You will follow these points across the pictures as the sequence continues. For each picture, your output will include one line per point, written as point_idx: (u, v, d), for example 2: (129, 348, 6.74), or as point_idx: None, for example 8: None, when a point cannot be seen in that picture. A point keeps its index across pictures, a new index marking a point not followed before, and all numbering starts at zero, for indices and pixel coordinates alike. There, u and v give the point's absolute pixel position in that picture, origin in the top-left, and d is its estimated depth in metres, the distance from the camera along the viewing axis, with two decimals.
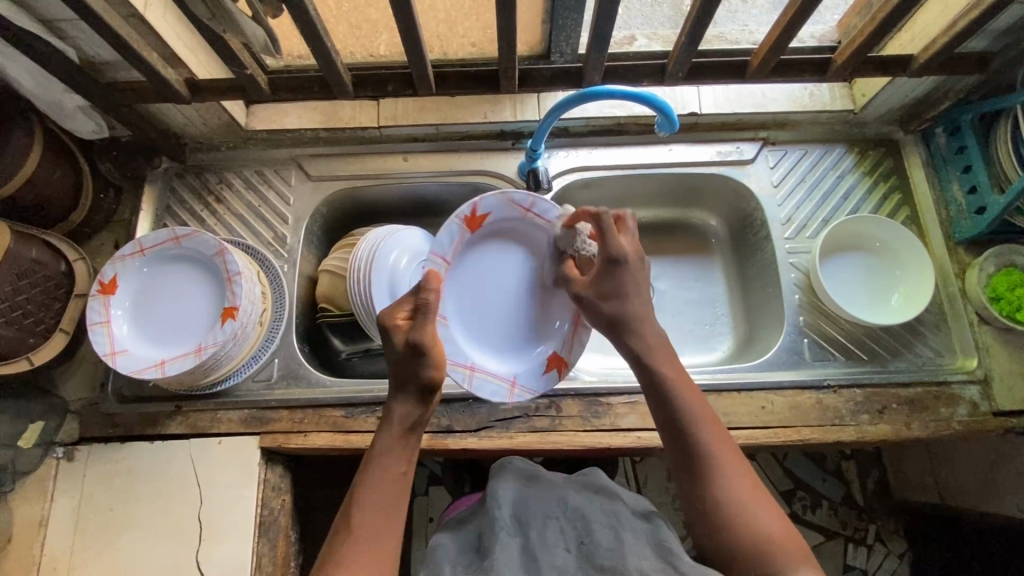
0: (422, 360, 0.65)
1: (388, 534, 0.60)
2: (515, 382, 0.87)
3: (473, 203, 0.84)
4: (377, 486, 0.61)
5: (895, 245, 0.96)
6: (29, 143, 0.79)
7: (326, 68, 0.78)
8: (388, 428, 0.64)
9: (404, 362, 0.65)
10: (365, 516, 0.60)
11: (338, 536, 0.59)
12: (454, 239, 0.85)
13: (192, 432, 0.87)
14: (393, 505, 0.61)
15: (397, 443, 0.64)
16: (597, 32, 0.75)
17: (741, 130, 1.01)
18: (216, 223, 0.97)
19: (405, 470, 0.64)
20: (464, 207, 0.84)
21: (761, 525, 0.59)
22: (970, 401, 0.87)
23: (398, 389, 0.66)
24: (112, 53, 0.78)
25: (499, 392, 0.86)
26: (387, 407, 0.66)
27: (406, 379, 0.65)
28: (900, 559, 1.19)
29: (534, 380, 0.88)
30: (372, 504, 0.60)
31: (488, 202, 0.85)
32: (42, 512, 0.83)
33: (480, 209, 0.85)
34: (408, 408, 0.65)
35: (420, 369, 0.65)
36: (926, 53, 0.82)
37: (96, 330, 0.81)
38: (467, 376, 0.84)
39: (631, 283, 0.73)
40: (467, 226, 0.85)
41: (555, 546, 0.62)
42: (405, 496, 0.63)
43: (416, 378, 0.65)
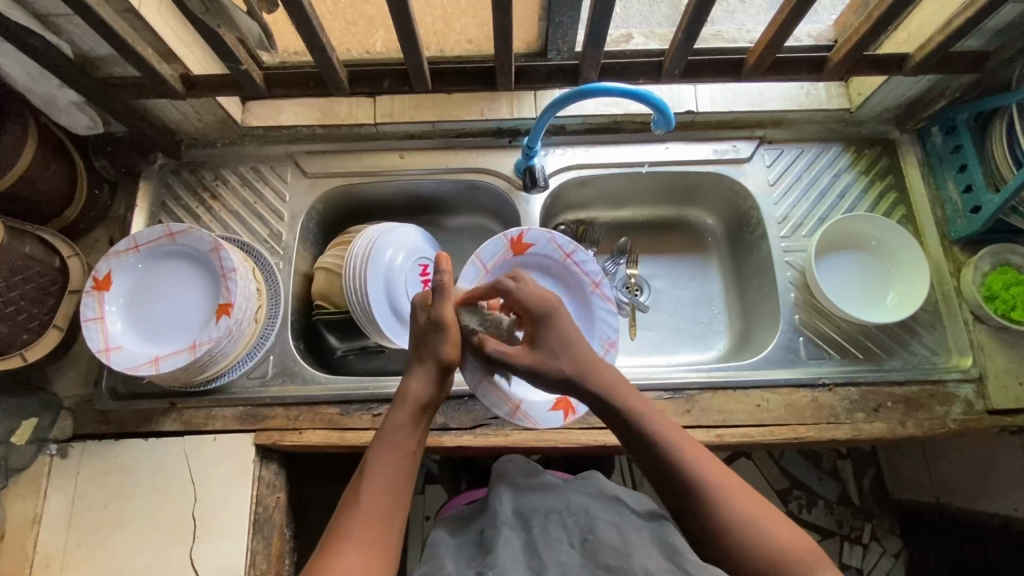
0: (443, 335, 0.68)
1: (394, 513, 0.59)
2: (522, 404, 0.85)
3: (522, 229, 0.91)
4: (387, 462, 0.62)
5: (891, 244, 0.96)
6: (24, 138, 0.79)
7: (322, 64, 0.78)
8: (405, 404, 0.66)
9: (427, 338, 0.69)
10: (373, 492, 0.59)
11: (343, 512, 0.58)
12: (496, 254, 0.91)
13: (187, 429, 0.87)
14: (399, 483, 0.61)
15: (412, 419, 0.65)
16: (593, 29, 0.75)
17: (738, 128, 1.01)
18: (211, 219, 0.97)
19: (415, 448, 0.64)
20: (512, 230, 0.91)
21: (761, 530, 0.58)
22: (965, 399, 0.88)
23: (418, 365, 0.68)
24: (108, 48, 0.78)
25: (501, 407, 0.84)
26: (403, 386, 0.68)
27: (427, 356, 0.68)
28: (895, 558, 1.19)
29: (540, 412, 0.86)
30: (382, 480, 0.60)
31: (535, 233, 0.91)
32: (35, 509, 0.83)
33: (527, 235, 0.91)
34: (427, 386, 0.67)
35: (441, 344, 0.68)
36: (921, 52, 0.82)
37: (90, 326, 0.80)
38: (476, 379, 0.83)
39: (564, 330, 0.72)
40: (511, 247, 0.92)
41: (558, 541, 0.62)
42: (411, 475, 0.62)
43: (436, 354, 0.68)
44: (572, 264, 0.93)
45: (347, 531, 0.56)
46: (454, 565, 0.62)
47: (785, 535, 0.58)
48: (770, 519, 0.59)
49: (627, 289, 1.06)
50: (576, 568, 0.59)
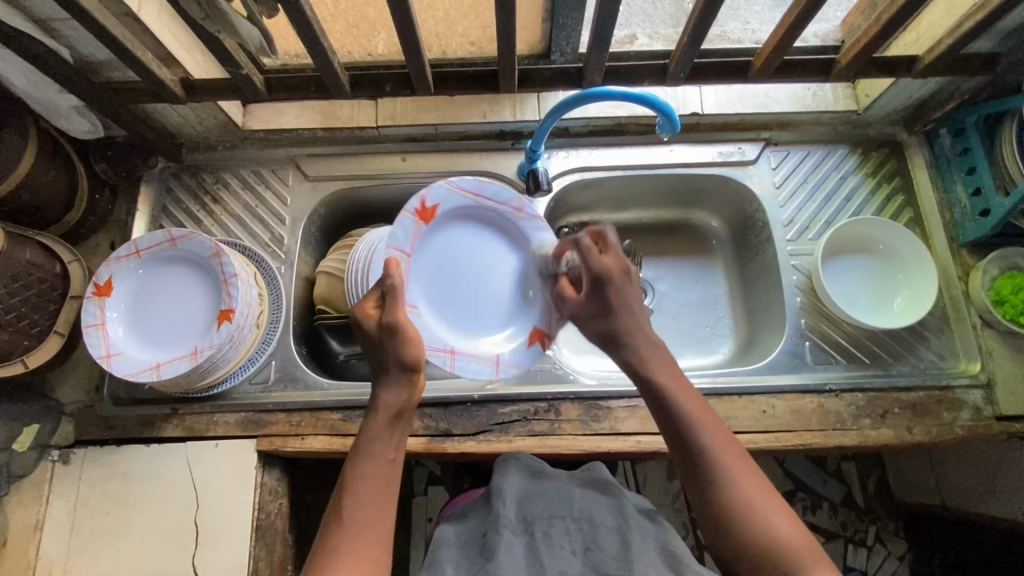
0: (398, 341, 0.65)
1: (382, 523, 0.60)
2: (501, 358, 0.83)
3: (421, 195, 0.79)
4: (365, 475, 0.62)
5: (898, 247, 0.94)
6: (23, 144, 0.78)
7: (323, 68, 0.77)
8: (376, 414, 0.65)
9: (382, 345, 0.66)
10: (359, 502, 0.60)
11: (332, 523, 0.60)
12: (410, 234, 0.79)
13: (189, 435, 0.86)
14: (386, 492, 0.62)
15: (384, 428, 0.64)
16: (597, 33, 0.75)
17: (743, 130, 1.00)
18: (212, 223, 0.96)
19: (393, 456, 0.64)
20: (413, 200, 0.78)
21: (765, 526, 0.59)
22: (973, 405, 0.87)
23: (382, 375, 0.67)
24: (107, 52, 0.77)
25: (483, 373, 0.81)
26: (374, 396, 0.67)
27: (387, 364, 0.66)
28: (900, 560, 1.19)
29: (520, 355, 0.83)
30: (365, 493, 0.61)
31: (437, 192, 0.80)
32: (37, 515, 0.82)
33: (429, 199, 0.80)
34: (395, 393, 0.65)
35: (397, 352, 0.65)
36: (930, 54, 0.81)
37: (91, 332, 0.80)
38: (448, 361, 0.79)
39: (626, 298, 0.71)
40: (420, 218, 0.80)
41: (560, 547, 0.64)
42: (394, 483, 0.63)
43: (395, 360, 0.65)
44: (486, 201, 0.84)
45: (336, 542, 0.58)
46: (456, 570, 0.63)
47: (790, 534, 0.58)
48: (780, 516, 0.59)
49: None
50: None
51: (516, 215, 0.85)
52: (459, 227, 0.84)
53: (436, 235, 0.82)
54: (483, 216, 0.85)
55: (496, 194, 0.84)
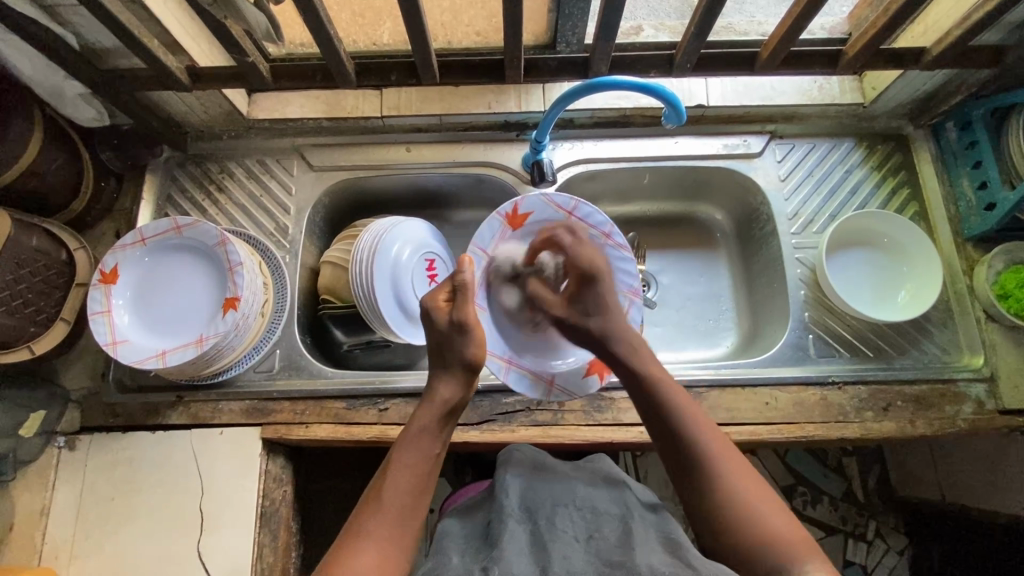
0: (466, 338, 0.69)
1: (414, 513, 0.62)
2: (554, 381, 0.84)
3: (515, 201, 0.84)
4: (410, 466, 0.64)
5: (902, 240, 0.94)
6: (29, 130, 0.78)
7: (329, 56, 0.77)
8: (432, 407, 0.68)
9: (449, 342, 0.70)
10: (395, 491, 0.62)
11: (367, 508, 0.62)
12: (496, 235, 0.85)
13: (193, 422, 0.87)
14: (422, 484, 0.64)
15: (438, 423, 0.67)
16: (604, 21, 0.74)
17: (749, 123, 1.00)
18: (217, 212, 0.97)
19: (438, 452, 0.67)
20: (506, 204, 0.84)
21: (756, 523, 0.60)
22: (976, 399, 0.87)
23: (444, 369, 0.70)
24: (112, 39, 0.77)
25: (533, 388, 0.84)
26: (431, 388, 0.69)
27: (452, 360, 0.70)
28: (899, 555, 1.19)
29: (576, 382, 0.84)
30: (405, 481, 0.63)
31: (532, 202, 0.84)
32: (44, 501, 0.83)
33: (521, 206, 0.84)
34: (455, 390, 0.69)
35: (464, 349, 0.69)
36: (940, 45, 0.81)
37: (97, 320, 0.80)
38: (503, 369, 0.83)
39: (605, 294, 0.77)
40: (507, 224, 0.85)
41: (564, 535, 0.64)
42: (432, 477, 0.65)
43: (462, 357, 0.69)
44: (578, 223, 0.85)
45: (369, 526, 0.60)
46: (460, 557, 0.63)
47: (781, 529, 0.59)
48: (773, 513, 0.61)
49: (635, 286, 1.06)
50: (579, 563, 0.60)
51: (601, 241, 0.85)
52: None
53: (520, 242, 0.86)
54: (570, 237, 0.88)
55: (586, 217, 0.85)
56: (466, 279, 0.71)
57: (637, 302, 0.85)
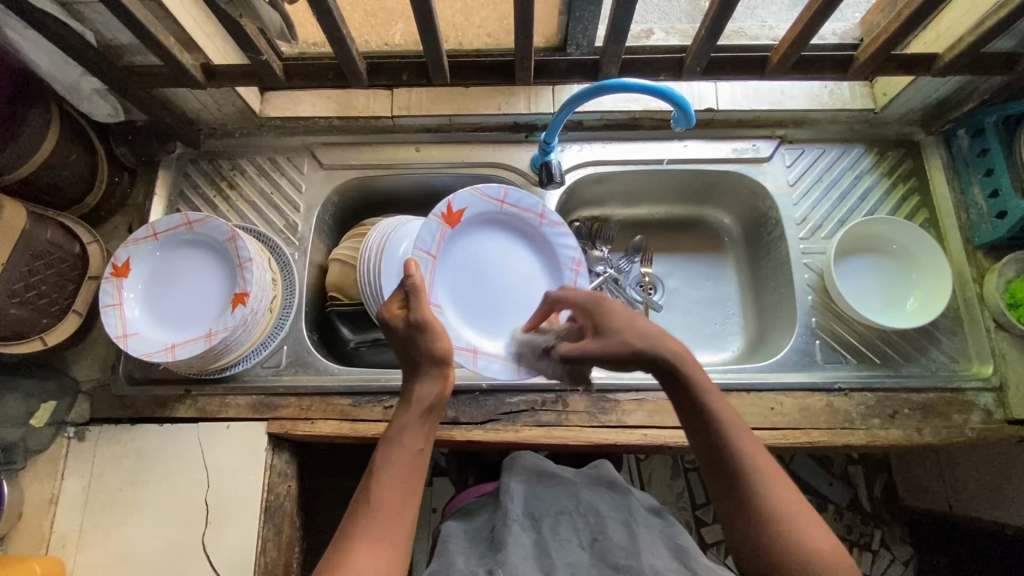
0: (428, 335, 0.66)
1: (406, 510, 0.61)
2: None
3: (448, 199, 0.84)
4: (395, 467, 0.63)
5: (912, 247, 0.94)
6: (46, 127, 0.80)
7: (341, 55, 0.77)
8: (410, 407, 0.66)
9: (410, 342, 0.67)
10: (389, 489, 0.61)
11: (360, 504, 0.61)
12: (436, 237, 0.84)
13: (201, 416, 0.88)
14: (410, 482, 0.62)
15: (418, 421, 0.65)
16: (615, 23, 0.74)
17: (759, 127, 1.00)
18: (228, 208, 0.98)
19: (422, 448, 0.66)
20: (439, 204, 0.84)
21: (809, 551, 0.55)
22: (984, 408, 0.86)
23: (414, 369, 0.68)
24: (129, 36, 0.78)
25: (505, 370, 0.83)
26: (408, 389, 0.68)
27: (419, 358, 0.67)
28: (905, 566, 1.18)
29: None
30: (394, 479, 0.62)
31: (463, 198, 0.85)
32: (52, 490, 0.84)
33: (456, 204, 0.85)
34: (430, 387, 0.67)
35: (428, 344, 0.67)
36: (951, 51, 0.80)
37: (108, 312, 0.81)
38: (471, 359, 0.83)
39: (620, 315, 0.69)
40: (445, 222, 0.85)
41: (568, 541, 0.65)
42: (420, 473, 0.64)
43: (429, 354, 0.67)
44: (511, 208, 0.88)
45: (363, 527, 0.59)
46: (464, 560, 0.63)
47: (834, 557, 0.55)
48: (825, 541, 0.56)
49: (641, 288, 1.06)
50: (585, 566, 0.61)
51: (538, 222, 0.90)
52: (482, 231, 0.89)
53: (461, 239, 0.88)
54: (516, 220, 0.90)
55: (519, 202, 0.89)
56: (415, 282, 0.67)
57: (581, 272, 0.91)
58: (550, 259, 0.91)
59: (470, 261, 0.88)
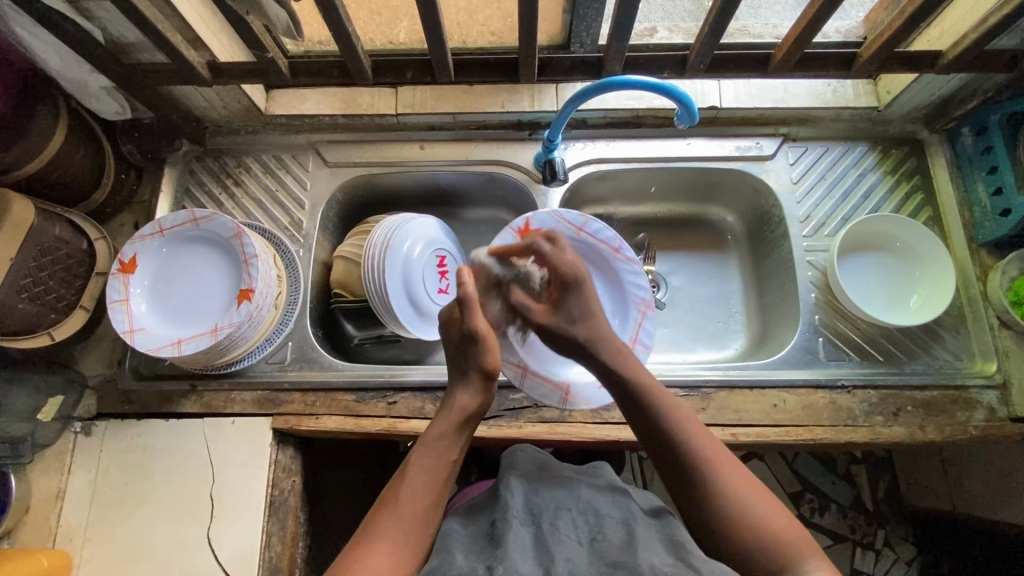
0: (480, 347, 0.71)
1: (431, 512, 0.63)
2: (571, 389, 0.87)
3: (528, 216, 0.88)
4: (428, 468, 0.65)
5: (916, 245, 0.94)
6: (54, 124, 0.81)
7: (347, 53, 0.78)
8: (451, 414, 0.69)
9: (465, 352, 0.72)
10: (412, 492, 0.63)
11: (384, 504, 0.63)
12: None
13: (206, 411, 0.88)
14: (438, 485, 0.65)
15: (455, 429, 0.68)
16: (619, 20, 0.75)
17: (762, 125, 1.00)
18: (233, 205, 0.98)
19: (455, 458, 0.68)
20: (518, 220, 0.88)
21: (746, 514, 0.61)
22: (988, 406, 0.86)
23: (461, 379, 0.72)
24: (138, 34, 0.79)
25: (551, 396, 0.87)
26: (451, 396, 0.71)
27: (469, 369, 0.71)
28: (908, 565, 1.18)
29: (591, 392, 0.87)
30: (424, 480, 0.64)
31: (542, 218, 0.89)
32: (59, 485, 0.85)
33: (534, 222, 0.89)
34: (474, 397, 0.71)
35: (479, 357, 0.71)
36: (956, 48, 0.80)
37: (115, 308, 0.82)
38: (519, 375, 0.87)
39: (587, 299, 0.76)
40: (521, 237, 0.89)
41: (567, 537, 0.64)
42: (449, 480, 0.67)
43: (476, 366, 0.71)
44: (587, 237, 0.91)
45: (386, 523, 0.61)
46: (463, 556, 0.63)
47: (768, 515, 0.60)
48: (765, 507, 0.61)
49: None
50: (583, 564, 0.60)
51: (612, 256, 0.92)
52: None
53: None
54: (589, 252, 0.92)
55: (598, 233, 0.91)
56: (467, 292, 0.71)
57: (649, 314, 0.90)
58: (620, 295, 0.92)
59: None
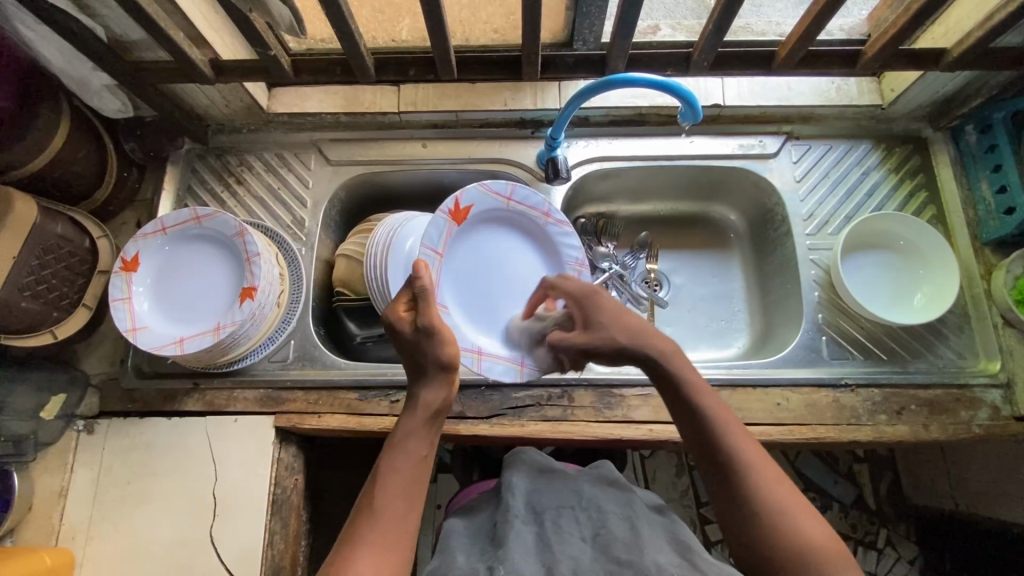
0: (434, 341, 0.67)
1: (413, 513, 0.62)
2: (524, 361, 0.85)
3: (455, 195, 0.82)
4: (406, 469, 0.63)
5: (920, 243, 0.94)
6: (56, 122, 0.81)
7: (350, 51, 0.78)
8: (416, 412, 0.67)
9: (418, 348, 0.68)
10: (392, 495, 0.62)
11: (363, 510, 0.61)
12: (443, 233, 0.83)
13: (209, 410, 0.88)
14: (415, 486, 0.63)
15: (425, 427, 0.67)
16: (622, 18, 0.74)
17: (765, 123, 1.00)
18: (236, 203, 0.98)
19: (428, 454, 0.66)
20: (447, 201, 0.82)
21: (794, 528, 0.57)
22: (992, 405, 0.86)
23: (422, 375, 0.68)
24: (140, 31, 0.78)
25: (508, 372, 0.84)
26: (414, 394, 0.68)
27: (426, 365, 0.68)
28: (910, 564, 1.18)
29: (542, 359, 0.85)
30: (400, 484, 0.62)
31: (471, 194, 0.84)
32: (62, 483, 0.85)
33: (463, 200, 0.83)
34: (437, 392, 0.68)
35: (435, 349, 0.67)
36: (961, 46, 0.80)
37: (117, 306, 0.81)
38: (476, 361, 0.82)
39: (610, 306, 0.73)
40: (452, 219, 0.83)
41: (571, 534, 0.64)
42: (427, 478, 0.65)
43: (434, 360, 0.67)
44: (516, 207, 0.88)
45: (364, 531, 0.59)
46: (465, 558, 0.63)
47: (815, 532, 0.57)
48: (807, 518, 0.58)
49: (647, 284, 1.07)
50: (586, 561, 0.60)
51: (544, 221, 0.89)
52: (486, 229, 0.88)
53: (467, 236, 0.87)
54: (521, 222, 0.90)
55: (524, 199, 0.88)
56: (426, 285, 0.67)
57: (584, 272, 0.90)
58: (553, 260, 0.91)
59: (472, 260, 0.88)
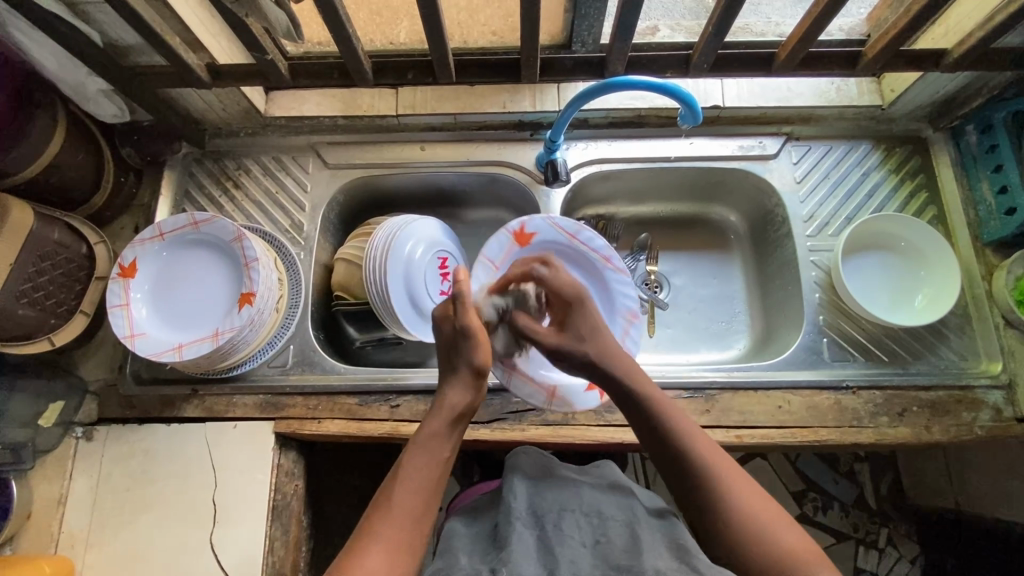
0: (471, 344, 0.69)
1: (426, 515, 0.61)
2: (557, 389, 0.85)
3: (523, 219, 0.88)
4: (427, 469, 0.63)
5: (921, 244, 0.93)
6: (52, 127, 0.80)
7: (347, 55, 0.77)
8: (443, 412, 0.67)
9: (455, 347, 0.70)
10: (407, 496, 0.61)
11: (377, 508, 0.60)
12: (503, 251, 0.88)
13: (208, 416, 0.88)
14: (433, 488, 0.62)
15: (448, 428, 0.66)
16: (622, 20, 0.74)
17: (765, 124, 1.00)
18: (234, 208, 0.98)
19: (449, 455, 0.66)
20: (514, 222, 0.88)
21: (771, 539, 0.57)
22: (994, 406, 0.86)
23: (453, 374, 0.69)
24: (135, 36, 0.78)
25: (536, 396, 0.84)
26: (441, 394, 0.69)
27: (460, 365, 0.69)
28: (911, 563, 1.18)
29: (576, 393, 0.85)
30: (416, 483, 0.62)
31: (537, 222, 0.89)
32: (61, 490, 0.84)
33: (529, 226, 0.89)
34: (465, 394, 0.68)
35: (470, 352, 0.69)
36: (961, 47, 0.79)
37: (115, 312, 0.81)
38: (507, 374, 0.83)
39: (593, 318, 0.75)
40: (516, 240, 0.89)
41: (571, 538, 0.64)
42: (443, 481, 0.64)
43: (468, 361, 0.69)
44: (581, 246, 0.90)
45: (380, 527, 0.58)
46: (468, 559, 0.63)
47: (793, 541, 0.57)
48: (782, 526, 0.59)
49: (646, 287, 1.06)
50: (586, 565, 0.60)
51: (602, 265, 0.90)
52: None
53: None
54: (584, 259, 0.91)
55: (588, 241, 0.90)
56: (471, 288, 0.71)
57: (636, 322, 0.88)
58: (608, 302, 0.90)
59: None
